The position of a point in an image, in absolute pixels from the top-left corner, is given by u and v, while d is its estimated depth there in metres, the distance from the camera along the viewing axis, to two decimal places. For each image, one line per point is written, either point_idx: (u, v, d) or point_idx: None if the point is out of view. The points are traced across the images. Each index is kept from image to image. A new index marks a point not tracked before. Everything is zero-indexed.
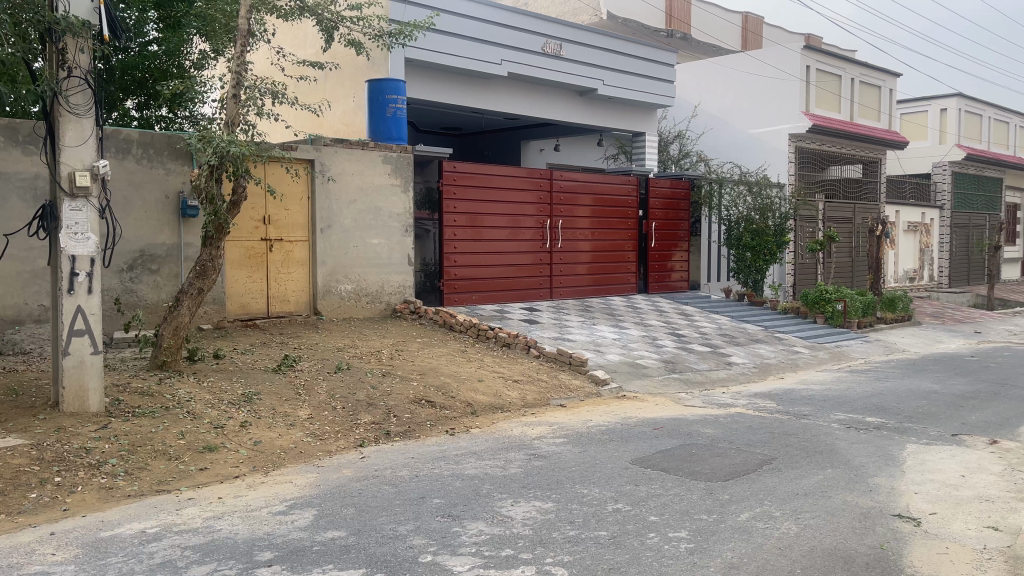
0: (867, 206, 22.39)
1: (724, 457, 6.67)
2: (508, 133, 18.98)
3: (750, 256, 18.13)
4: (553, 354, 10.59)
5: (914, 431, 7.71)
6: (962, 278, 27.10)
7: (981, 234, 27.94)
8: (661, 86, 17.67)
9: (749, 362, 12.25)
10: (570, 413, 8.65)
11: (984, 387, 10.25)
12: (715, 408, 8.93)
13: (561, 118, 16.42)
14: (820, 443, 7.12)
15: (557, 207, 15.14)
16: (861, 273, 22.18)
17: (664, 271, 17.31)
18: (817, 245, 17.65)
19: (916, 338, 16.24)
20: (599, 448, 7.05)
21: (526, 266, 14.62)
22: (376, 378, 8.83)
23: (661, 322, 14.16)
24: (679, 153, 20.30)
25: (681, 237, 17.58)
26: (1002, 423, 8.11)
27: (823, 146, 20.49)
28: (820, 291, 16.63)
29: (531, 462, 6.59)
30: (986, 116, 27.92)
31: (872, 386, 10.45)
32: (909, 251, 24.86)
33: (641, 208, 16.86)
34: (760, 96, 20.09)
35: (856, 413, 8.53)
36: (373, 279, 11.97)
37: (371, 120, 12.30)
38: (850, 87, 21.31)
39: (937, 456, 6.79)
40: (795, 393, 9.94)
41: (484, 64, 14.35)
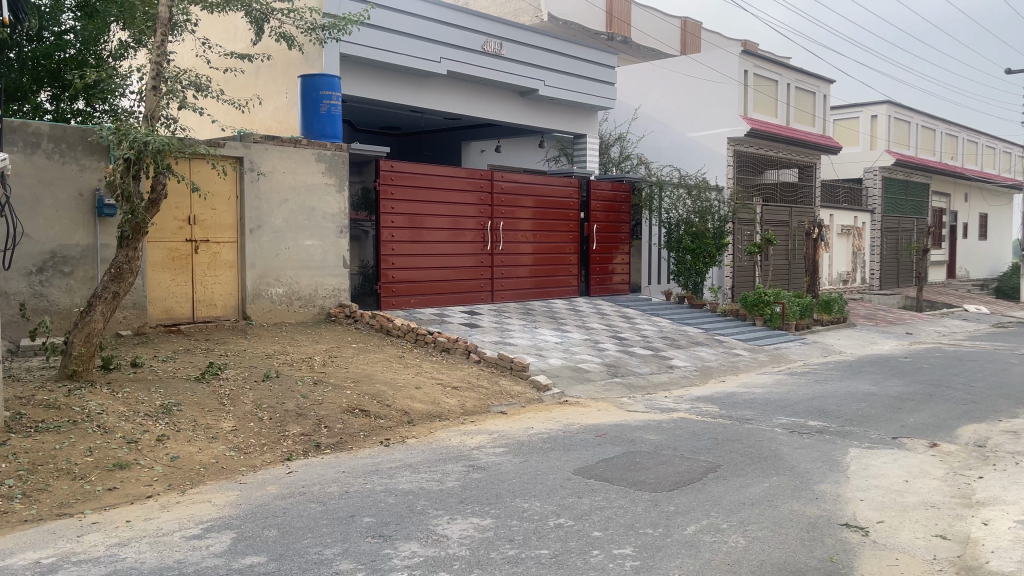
0: (803, 209, 22.73)
1: (668, 465, 6.47)
2: (448, 134, 18.62)
3: (690, 258, 18.10)
4: (494, 359, 10.28)
5: (855, 434, 7.66)
6: (892, 280, 27.81)
7: (910, 237, 28.75)
8: (602, 88, 17.58)
9: (690, 365, 12.17)
10: (511, 420, 8.36)
11: (920, 388, 10.35)
12: (658, 413, 8.76)
13: (502, 118, 16.17)
14: (764, 449, 7.00)
15: (498, 208, 14.86)
16: (797, 276, 22.53)
17: (605, 274, 17.19)
18: (755, 248, 17.77)
19: (852, 340, 16.47)
20: (540, 457, 6.78)
21: (467, 268, 14.29)
22: (307, 387, 8.39)
23: (603, 325, 14.00)
24: (619, 156, 20.26)
25: (622, 240, 17.49)
26: (940, 425, 8.14)
27: (761, 150, 20.70)
28: (759, 294, 16.73)
29: (470, 474, 6.28)
30: (914, 123, 28.75)
31: (812, 388, 10.46)
32: (842, 254, 25.39)
33: (582, 210, 16.72)
34: (700, 100, 20.18)
35: (798, 417, 8.47)
36: (306, 282, 11.49)
37: (304, 117, 11.80)
38: (786, 92, 21.59)
39: (880, 460, 6.72)
40: (737, 396, 9.86)
41: (423, 61, 13.99)
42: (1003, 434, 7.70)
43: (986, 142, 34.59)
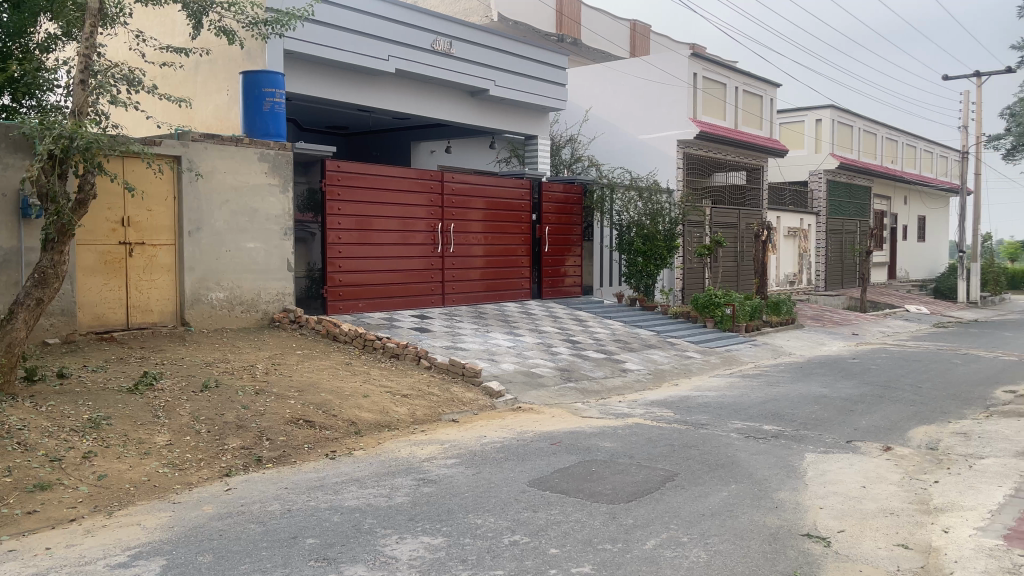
0: (751, 212, 22.95)
1: (625, 474, 6.29)
2: (397, 134, 18.26)
3: (641, 261, 17.85)
4: (446, 365, 10.01)
5: (811, 439, 7.61)
6: (837, 281, 28.32)
7: (853, 239, 29.35)
8: (552, 89, 17.44)
9: (643, 368, 12.08)
10: (463, 429, 8.11)
11: (870, 390, 10.41)
12: (613, 419, 8.59)
13: (452, 119, 15.89)
14: (721, 456, 6.87)
15: (449, 210, 14.58)
16: (746, 278, 22.77)
17: (558, 276, 17.05)
18: (705, 250, 17.80)
19: (801, 341, 16.63)
20: (494, 468, 6.54)
21: (417, 271, 13.99)
22: (249, 397, 8.00)
23: (556, 329, 13.83)
24: (571, 157, 20.00)
25: (574, 242, 17.37)
26: (891, 427, 8.14)
27: (710, 153, 20.81)
28: (710, 296, 16.78)
29: (420, 488, 6.00)
30: (856, 127, 29.37)
31: (765, 391, 10.44)
32: (789, 255, 25.77)
33: (534, 212, 16.54)
34: (650, 102, 20.22)
35: (753, 421, 8.40)
36: (248, 287, 11.04)
37: (246, 115, 11.34)
38: (734, 95, 21.74)
39: (836, 465, 6.64)
40: (691, 400, 9.77)
41: (370, 59, 13.63)
42: (953, 436, 7.72)
43: (924, 146, 35.60)
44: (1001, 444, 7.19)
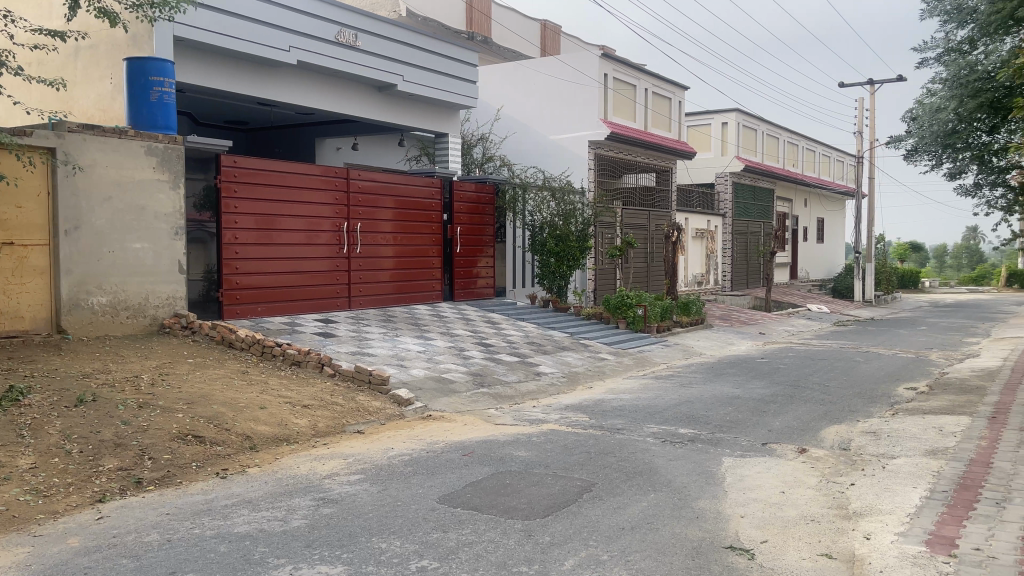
0: (661, 213, 23.12)
1: (540, 486, 5.96)
2: (301, 130, 17.50)
3: (554, 262, 17.63)
4: (351, 372, 9.47)
5: (726, 442, 7.47)
6: (742, 282, 29.02)
7: (757, 240, 30.15)
8: (463, 87, 17.05)
9: (557, 371, 11.83)
10: (368, 441, 7.62)
11: (780, 390, 10.44)
12: (527, 426, 8.26)
13: (359, 114, 15.27)
14: (638, 463, 6.63)
15: (355, 209, 13.98)
16: (656, 279, 23.00)
17: (470, 278, 16.68)
18: (617, 251, 17.73)
19: (711, 341, 16.79)
20: (401, 485, 6.09)
21: (321, 273, 13.34)
22: (131, 412, 7.28)
23: (468, 331, 13.45)
24: (482, 156, 19.67)
25: (486, 243, 17.03)
26: (804, 428, 8.11)
27: (620, 153, 20.83)
28: (622, 296, 16.69)
29: (319, 510, 5.51)
30: (760, 130, 30.22)
31: (679, 392, 10.32)
32: (696, 257, 26.18)
33: (445, 212, 16.11)
34: (561, 101, 20.10)
35: (669, 425, 8.22)
36: (134, 290, 10.20)
37: (131, 105, 10.45)
38: (643, 96, 21.88)
39: (754, 469, 6.48)
40: (605, 404, 9.54)
41: (269, 49, 12.92)
42: (863, 435, 7.73)
43: (823, 151, 37.01)
44: (909, 443, 7.21)
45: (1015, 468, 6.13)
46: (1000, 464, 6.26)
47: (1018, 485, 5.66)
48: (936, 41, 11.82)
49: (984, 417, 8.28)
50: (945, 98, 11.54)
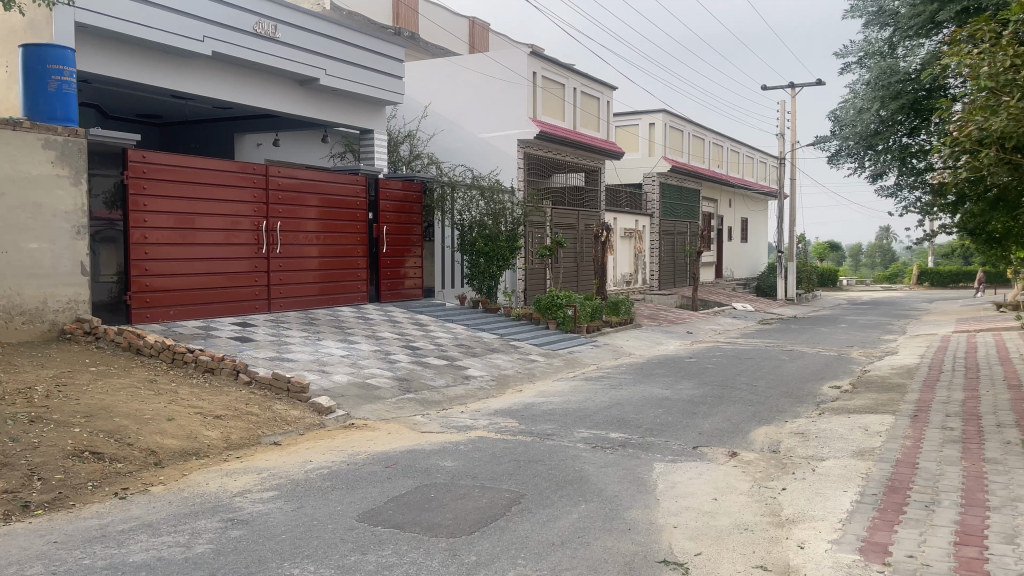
0: (589, 213, 23.08)
1: (466, 499, 5.66)
2: (219, 124, 16.75)
3: (483, 262, 17.42)
4: (268, 379, 9.00)
5: (658, 446, 7.31)
6: (669, 281, 29.34)
7: (684, 240, 30.53)
8: (389, 82, 16.62)
9: (486, 374, 11.54)
10: (284, 454, 7.19)
11: (709, 390, 10.41)
12: (455, 433, 7.95)
13: (279, 109, 14.67)
14: (569, 471, 6.40)
15: (275, 207, 13.40)
16: (585, 278, 23.02)
17: (397, 278, 16.26)
18: (547, 250, 17.54)
19: (640, 341, 16.80)
20: (317, 501, 5.71)
21: (239, 274, 12.73)
22: (20, 427, 6.65)
23: (394, 334, 13.06)
24: (409, 154, 19.21)
25: (413, 242, 16.62)
26: (733, 430, 8.05)
27: (550, 153, 20.67)
28: (552, 296, 16.52)
29: (227, 532, 5.09)
30: (686, 131, 30.61)
31: (609, 395, 10.17)
32: (625, 256, 26.31)
33: (370, 210, 15.65)
34: (489, 99, 19.84)
35: (600, 429, 8.02)
36: (31, 294, 9.44)
37: (26, 96, 9.70)
38: (572, 95, 21.80)
39: (686, 476, 6.32)
40: (535, 408, 9.30)
41: (181, 39, 12.25)
42: (792, 436, 7.70)
43: (746, 152, 37.81)
44: (837, 443, 7.21)
45: (941, 468, 6.16)
46: (926, 464, 6.29)
47: (944, 486, 5.67)
48: (857, 44, 12.01)
49: (907, 415, 8.38)
50: (868, 100, 11.70)
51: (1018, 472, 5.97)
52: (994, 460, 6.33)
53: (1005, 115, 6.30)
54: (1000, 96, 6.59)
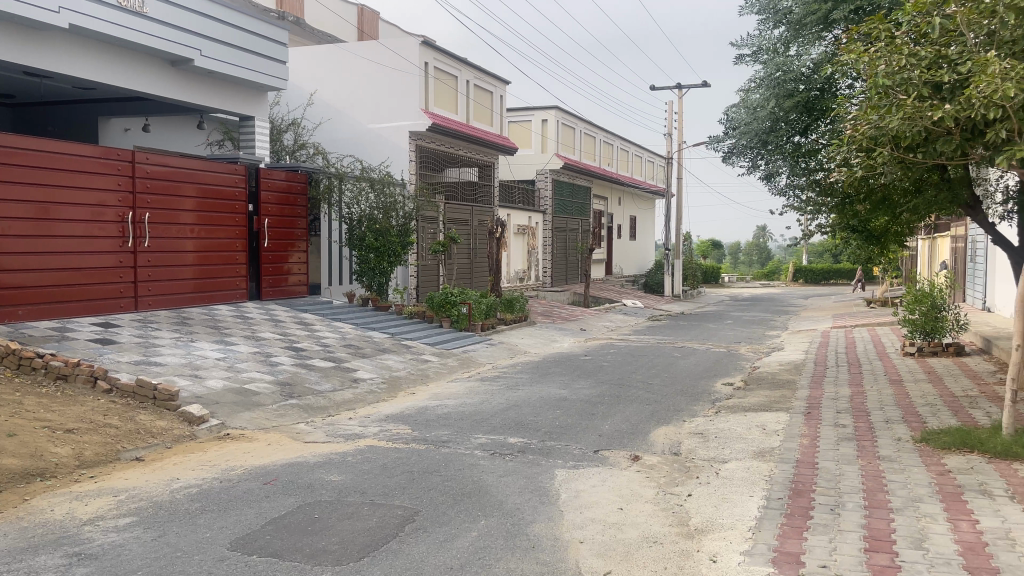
0: (483, 208, 22.65)
1: (354, 519, 5.13)
2: (79, 106, 15.31)
3: (373, 258, 16.46)
4: (132, 387, 8.12)
5: (558, 451, 6.96)
6: (561, 277, 29.42)
7: (576, 237, 30.68)
8: (271, 66, 15.67)
9: (376, 376, 10.95)
10: (147, 471, 6.43)
11: (606, 390, 10.24)
12: (342, 443, 7.36)
13: (150, 91, 13.51)
14: (466, 482, 5.96)
15: (144, 197, 12.31)
16: (479, 274, 22.64)
17: (280, 274, 15.37)
18: (441, 247, 16.99)
19: (534, 339, 16.57)
20: (183, 528, 5.04)
21: (102, 270, 11.57)
22: None
23: (276, 334, 12.25)
24: (294, 143, 18.22)
25: (297, 236, 15.76)
26: (633, 431, 7.82)
27: (443, 145, 20.04)
28: (446, 294, 16.04)
29: (71, 570, 4.36)
30: (578, 129, 30.79)
31: (505, 396, 9.80)
32: (518, 253, 26.11)
33: (250, 202, 14.73)
34: (379, 89, 19.15)
35: (497, 434, 7.61)
36: None
37: None
38: (465, 87, 21.32)
39: (588, 483, 5.99)
40: (429, 412, 8.81)
41: (35, 9, 11.00)
42: (691, 437, 7.55)
43: (635, 150, 38.52)
44: (737, 444, 7.10)
45: (840, 468, 6.11)
46: (825, 464, 6.23)
47: (846, 487, 5.60)
48: (755, 42, 11.80)
49: (800, 412, 8.42)
50: (763, 102, 11.28)
51: (913, 470, 5.99)
52: (889, 458, 6.35)
53: (899, 114, 6.27)
54: (892, 96, 6.57)
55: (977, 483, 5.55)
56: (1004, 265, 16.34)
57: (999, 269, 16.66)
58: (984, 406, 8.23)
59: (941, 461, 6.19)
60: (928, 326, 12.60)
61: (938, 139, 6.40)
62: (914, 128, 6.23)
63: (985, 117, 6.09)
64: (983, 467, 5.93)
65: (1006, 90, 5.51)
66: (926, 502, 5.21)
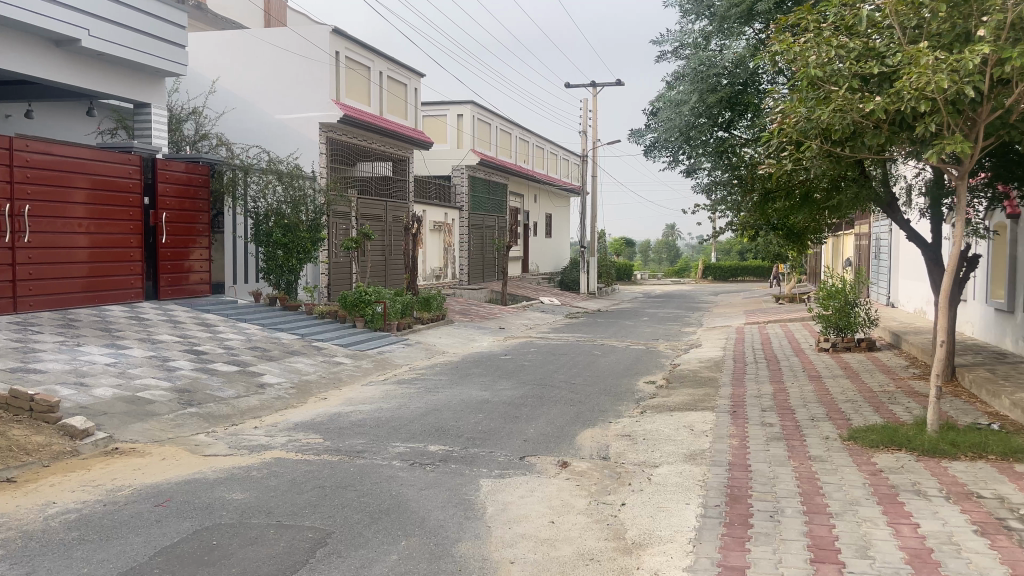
0: (397, 204, 22.01)
1: (259, 545, 4.58)
2: None
3: (281, 255, 15.62)
4: (4, 398, 7.24)
5: (482, 458, 6.56)
6: (478, 275, 28.99)
7: (493, 234, 30.35)
8: (169, 50, 14.65)
9: (285, 381, 10.27)
10: (19, 495, 5.65)
11: (528, 390, 9.89)
12: (245, 456, 6.74)
13: (32, 74, 12.33)
14: (384, 497, 5.48)
15: (24, 188, 11.22)
16: (394, 272, 22.03)
17: (179, 272, 14.36)
18: (353, 243, 16.24)
19: (452, 338, 16.11)
20: (58, 563, 4.37)
21: None
22: None
23: (175, 337, 11.38)
24: (195, 133, 17.11)
25: (199, 232, 14.80)
26: (559, 434, 7.47)
27: (355, 138, 19.32)
28: (359, 292, 15.37)
29: None
30: (494, 125, 30.48)
31: (424, 399, 9.32)
32: (434, 250, 25.55)
33: (146, 194, 13.70)
34: (288, 78, 18.31)
35: (417, 441, 7.14)
36: None
37: None
38: (378, 79, 20.62)
39: (517, 493, 5.61)
40: (343, 418, 8.25)
41: None
42: (619, 439, 7.27)
43: (550, 148, 38.51)
44: (666, 447, 6.85)
45: (773, 471, 5.93)
46: (758, 467, 6.05)
47: (782, 491, 5.41)
48: (679, 35, 11.72)
49: (725, 412, 8.29)
50: (686, 93, 11.27)
51: (845, 470, 5.86)
52: (820, 458, 6.22)
53: (829, 107, 6.19)
54: (822, 88, 6.49)
55: (911, 483, 5.45)
56: (907, 262, 16.90)
57: (903, 266, 17.18)
58: (904, 401, 8.30)
59: (872, 460, 6.10)
60: (842, 322, 12.82)
61: (866, 132, 6.34)
62: (844, 121, 6.14)
63: (914, 110, 6.05)
64: (913, 466, 5.87)
65: (938, 82, 5.44)
66: (864, 505, 5.05)
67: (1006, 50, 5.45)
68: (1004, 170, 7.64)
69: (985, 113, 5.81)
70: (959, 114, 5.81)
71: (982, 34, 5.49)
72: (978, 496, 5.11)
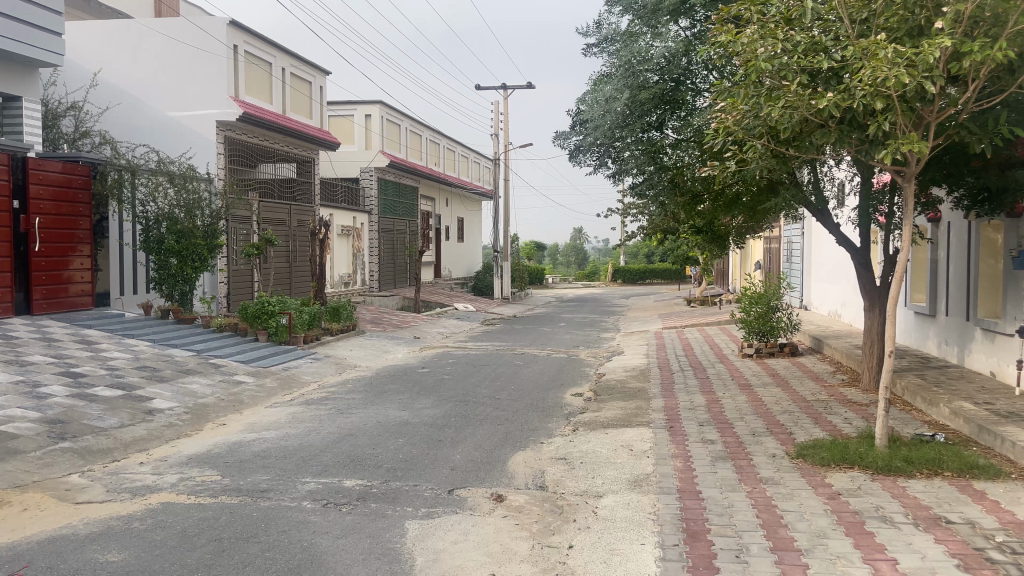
0: (302, 208, 20.80)
1: None
2: None
3: (174, 263, 14.38)
4: None
5: (405, 494, 5.83)
6: (389, 280, 27.98)
7: (404, 239, 29.40)
8: (45, 39, 13.23)
9: (178, 405, 9.22)
10: None
11: (450, 408, 9.19)
12: (128, 501, 5.77)
13: None
14: (296, 551, 4.67)
15: None
16: (300, 280, 20.91)
17: (57, 284, 12.94)
18: (254, 250, 15.05)
19: (365, 350, 15.21)
20: None
21: None
22: None
23: (49, 358, 10.09)
24: (75, 130, 15.45)
25: (79, 239, 13.39)
26: (488, 460, 6.81)
27: (255, 138, 18.10)
28: (261, 303, 14.29)
29: None
30: (403, 126, 29.60)
31: (336, 423, 8.47)
32: (342, 256, 24.43)
33: (16, 197, 12.20)
34: (181, 73, 16.99)
35: (329, 475, 6.34)
36: None
37: None
38: (281, 75, 19.44)
39: (449, 538, 4.90)
40: (244, 449, 7.33)
41: None
42: (555, 464, 6.67)
43: (461, 151, 37.90)
44: (607, 472, 6.30)
45: (726, 497, 5.46)
46: (709, 494, 5.54)
47: (742, 524, 4.92)
48: (608, 30, 11.25)
49: (662, 428, 7.82)
50: (614, 89, 10.79)
51: (802, 495, 5.42)
52: (773, 481, 5.78)
53: (779, 103, 5.79)
54: (768, 82, 6.09)
55: (874, 508, 5.06)
56: (819, 265, 17.10)
57: (817, 270, 17.35)
58: (841, 411, 8.02)
59: (826, 481, 5.70)
60: (764, 327, 12.67)
61: (814, 131, 5.97)
62: (793, 117, 5.77)
63: (865, 107, 5.70)
64: (869, 487, 5.50)
65: (897, 76, 5.09)
66: (833, 538, 4.61)
67: (964, 43, 5.17)
68: (937, 170, 7.36)
69: (937, 111, 5.52)
70: (915, 110, 5.48)
71: (940, 27, 5.18)
72: (947, 522, 4.76)
